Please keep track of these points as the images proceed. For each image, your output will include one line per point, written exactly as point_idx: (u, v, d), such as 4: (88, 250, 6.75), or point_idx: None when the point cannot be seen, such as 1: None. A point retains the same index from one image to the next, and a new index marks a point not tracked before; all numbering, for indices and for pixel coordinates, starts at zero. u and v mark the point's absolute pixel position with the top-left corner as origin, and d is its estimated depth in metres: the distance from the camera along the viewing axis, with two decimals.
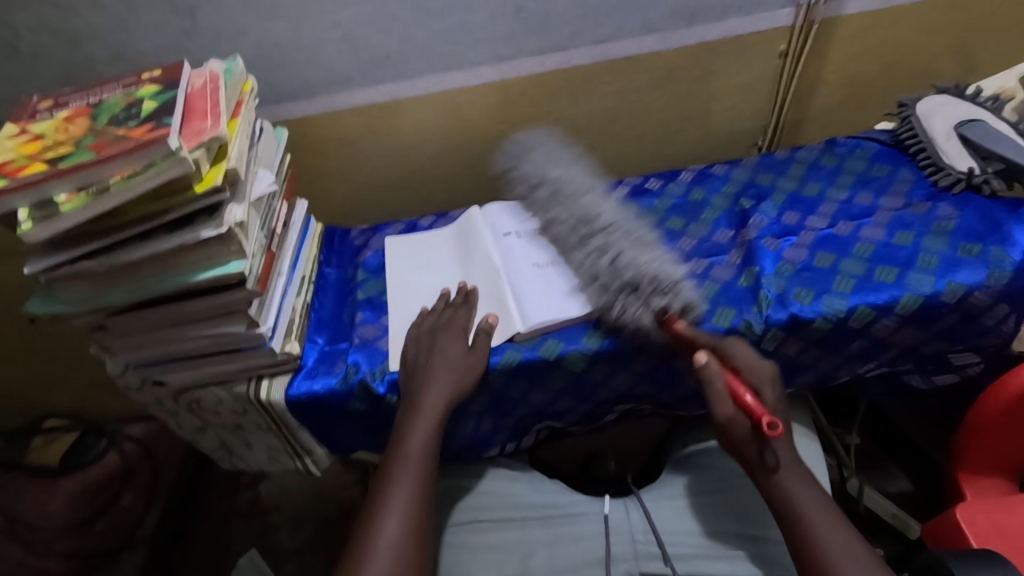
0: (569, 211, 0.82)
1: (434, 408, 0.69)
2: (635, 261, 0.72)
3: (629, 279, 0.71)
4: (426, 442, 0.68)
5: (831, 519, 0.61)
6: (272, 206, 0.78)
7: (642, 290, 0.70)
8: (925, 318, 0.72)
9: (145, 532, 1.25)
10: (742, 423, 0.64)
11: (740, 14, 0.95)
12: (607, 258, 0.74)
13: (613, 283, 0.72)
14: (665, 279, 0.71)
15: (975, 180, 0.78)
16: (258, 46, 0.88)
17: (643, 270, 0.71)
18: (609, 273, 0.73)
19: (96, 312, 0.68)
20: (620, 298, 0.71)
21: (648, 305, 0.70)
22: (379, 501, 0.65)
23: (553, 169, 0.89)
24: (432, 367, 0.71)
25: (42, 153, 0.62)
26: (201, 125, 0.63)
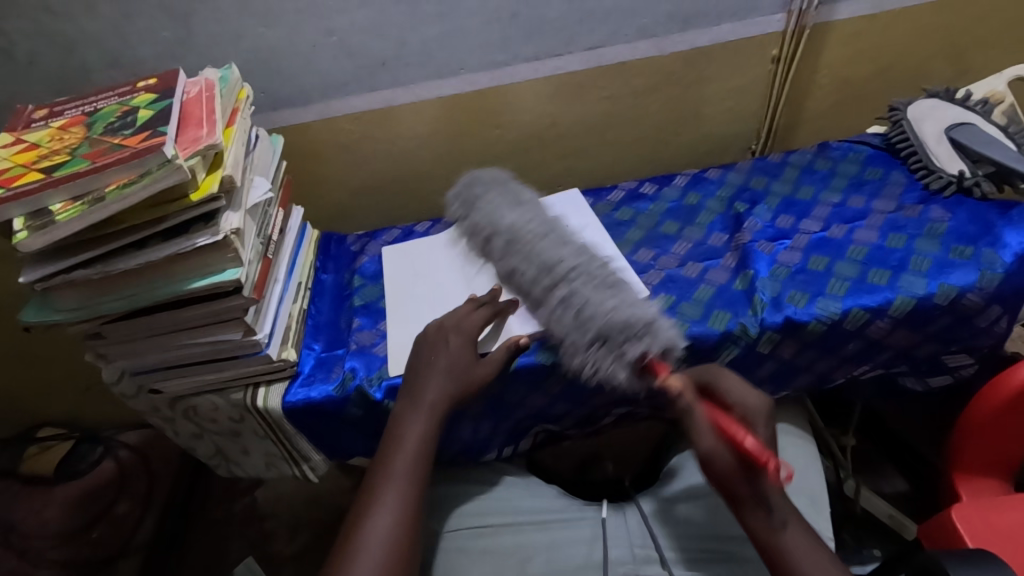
0: (522, 256, 0.75)
1: (433, 404, 0.69)
2: (598, 309, 0.66)
3: (599, 333, 0.66)
4: (421, 439, 0.67)
5: (815, 550, 0.57)
6: (268, 213, 0.78)
7: (612, 345, 0.65)
8: (919, 320, 0.72)
9: (141, 540, 1.24)
10: (727, 455, 0.57)
11: (732, 20, 0.96)
12: (571, 313, 0.68)
13: (583, 341, 0.67)
14: (638, 322, 0.65)
15: (966, 183, 0.79)
16: (253, 53, 0.89)
17: (616, 317, 0.65)
18: (580, 328, 0.67)
19: (92, 320, 0.68)
20: (594, 357, 0.66)
21: (624, 360, 0.64)
22: (371, 498, 0.64)
23: (489, 204, 0.82)
24: (433, 363, 0.71)
25: (37, 161, 0.62)
26: (197, 133, 0.63)
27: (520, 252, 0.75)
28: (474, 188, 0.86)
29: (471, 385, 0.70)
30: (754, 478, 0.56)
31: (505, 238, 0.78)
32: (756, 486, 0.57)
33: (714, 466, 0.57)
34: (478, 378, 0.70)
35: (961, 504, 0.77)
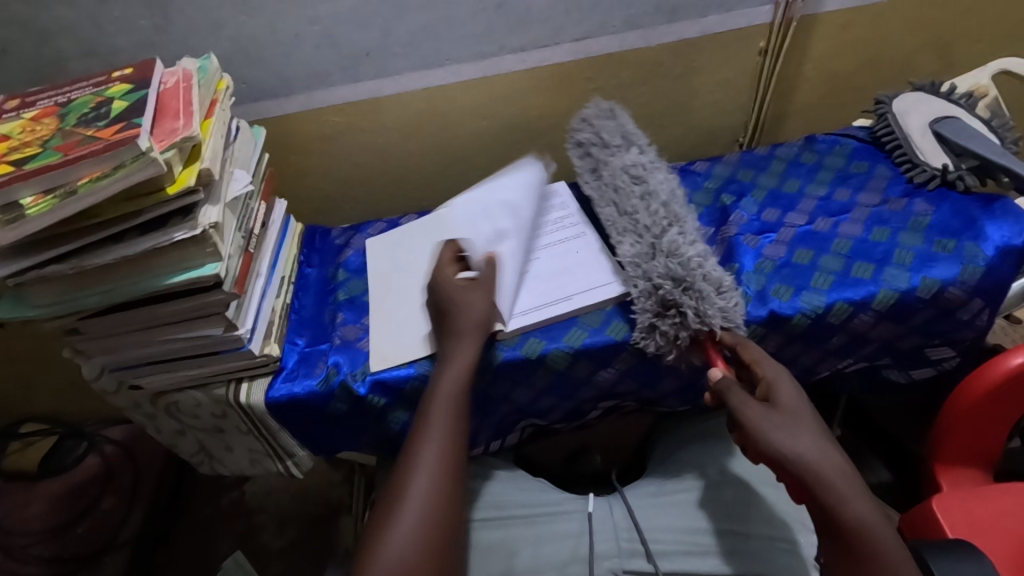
0: (654, 204, 0.76)
1: (456, 396, 0.67)
2: (689, 254, 0.70)
3: (713, 279, 0.69)
4: (449, 433, 0.65)
5: (872, 508, 0.57)
6: (249, 206, 0.77)
7: (690, 293, 0.68)
8: (901, 313, 0.73)
9: (126, 535, 1.22)
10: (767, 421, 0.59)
11: (720, 11, 0.96)
12: (700, 248, 0.72)
13: (700, 274, 0.69)
14: (716, 275, 0.70)
15: (949, 176, 0.79)
16: (233, 42, 0.87)
17: (692, 258, 0.70)
18: (703, 261, 0.70)
19: (67, 315, 0.67)
20: (701, 293, 0.68)
21: (728, 312, 0.68)
22: (403, 494, 0.61)
23: (626, 159, 0.81)
24: (455, 355, 0.68)
25: (7, 153, 0.60)
26: (174, 124, 0.62)
27: (652, 212, 0.75)
28: (588, 121, 0.88)
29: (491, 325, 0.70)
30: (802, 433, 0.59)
31: (631, 165, 0.81)
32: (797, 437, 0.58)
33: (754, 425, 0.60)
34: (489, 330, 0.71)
35: (943, 493, 0.78)
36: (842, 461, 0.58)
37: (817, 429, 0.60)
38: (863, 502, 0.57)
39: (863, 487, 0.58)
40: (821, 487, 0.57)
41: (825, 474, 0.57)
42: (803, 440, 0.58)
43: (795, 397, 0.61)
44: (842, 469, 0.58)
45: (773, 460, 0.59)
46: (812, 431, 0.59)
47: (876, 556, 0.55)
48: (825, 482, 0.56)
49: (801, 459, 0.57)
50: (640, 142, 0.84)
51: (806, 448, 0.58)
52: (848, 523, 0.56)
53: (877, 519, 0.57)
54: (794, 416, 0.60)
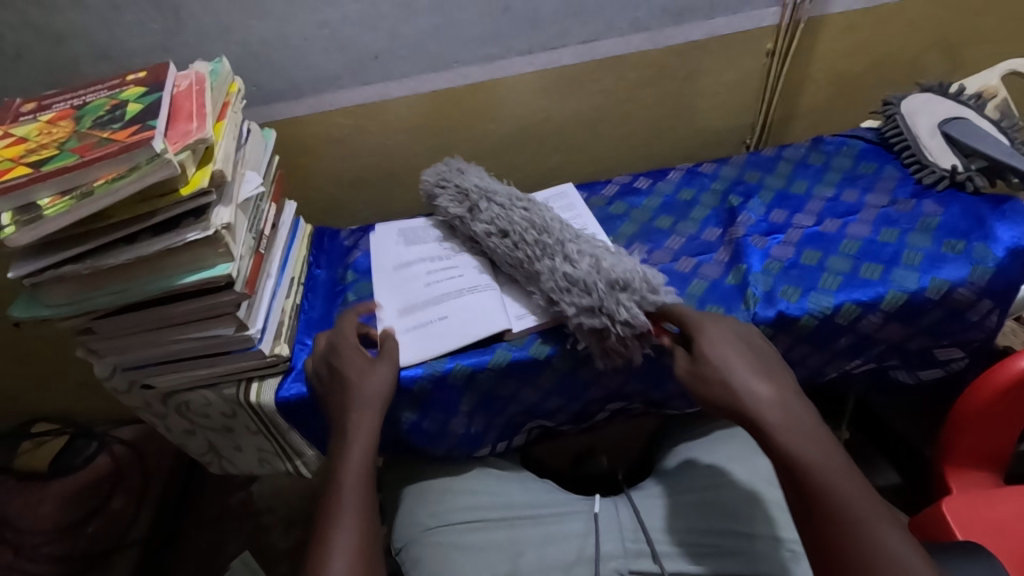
0: (532, 247, 0.76)
1: (365, 434, 0.68)
2: (580, 274, 0.70)
3: (615, 280, 0.69)
4: (362, 462, 0.67)
5: (812, 440, 0.57)
6: (260, 208, 0.78)
7: (603, 310, 0.68)
8: (910, 314, 0.73)
9: (135, 535, 1.24)
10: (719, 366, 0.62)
11: (727, 13, 0.96)
12: (588, 262, 0.72)
13: (601, 285, 0.69)
14: (616, 273, 0.70)
15: (958, 177, 0.79)
16: (244, 47, 0.88)
17: (585, 277, 0.70)
18: (595, 274, 0.70)
19: (82, 315, 0.68)
20: (613, 300, 0.68)
21: (643, 303, 0.68)
22: (333, 516, 0.63)
23: (482, 214, 0.82)
24: (353, 402, 0.69)
25: (24, 156, 0.61)
26: (187, 126, 0.62)
27: (535, 252, 0.75)
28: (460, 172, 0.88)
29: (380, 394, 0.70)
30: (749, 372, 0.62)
31: (499, 212, 0.81)
32: (746, 379, 0.61)
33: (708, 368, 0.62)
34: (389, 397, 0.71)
35: (951, 496, 0.78)
36: (776, 395, 0.60)
37: (751, 366, 0.62)
38: (800, 437, 0.57)
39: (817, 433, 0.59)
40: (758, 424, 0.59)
41: (774, 419, 0.59)
42: (731, 380, 0.61)
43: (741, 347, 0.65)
44: (774, 407, 0.59)
45: (712, 403, 0.62)
46: (743, 368, 0.61)
47: (821, 487, 0.55)
48: (760, 419, 0.59)
49: (729, 400, 0.60)
50: (488, 188, 0.84)
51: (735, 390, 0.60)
52: (793, 455, 0.57)
53: (818, 452, 0.57)
54: (747, 363, 0.63)
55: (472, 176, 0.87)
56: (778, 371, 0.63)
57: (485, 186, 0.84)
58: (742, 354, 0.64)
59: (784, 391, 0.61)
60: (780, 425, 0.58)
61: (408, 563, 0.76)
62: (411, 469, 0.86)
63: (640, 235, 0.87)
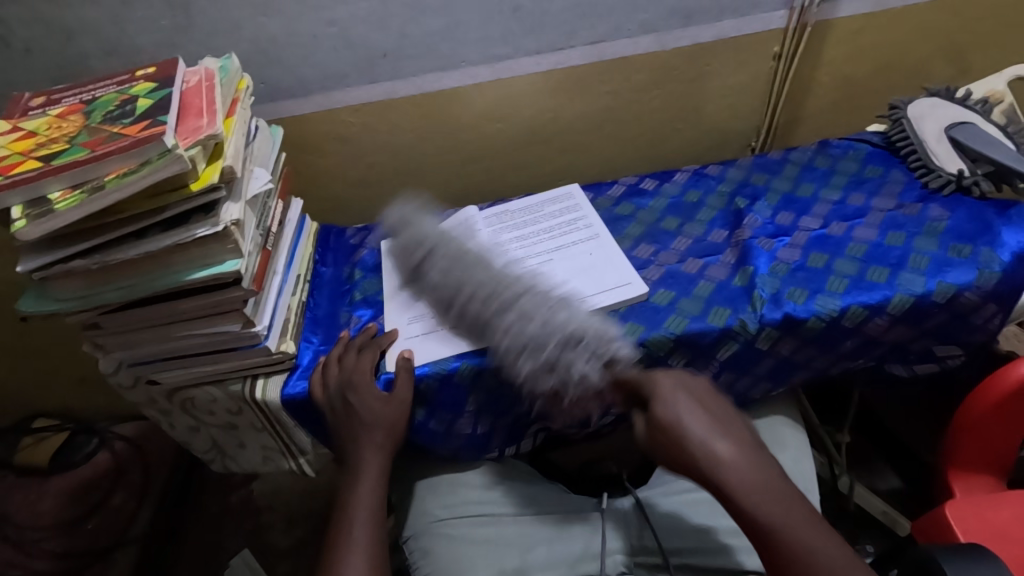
0: (478, 305, 0.72)
1: (376, 471, 0.71)
2: (529, 334, 0.68)
3: (567, 335, 0.68)
4: (373, 497, 0.69)
5: (773, 499, 0.56)
6: (267, 204, 0.78)
7: (558, 370, 0.67)
8: (915, 317, 0.73)
9: (135, 532, 1.23)
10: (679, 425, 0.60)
11: (735, 16, 0.96)
12: (537, 320, 0.69)
13: (552, 343, 0.68)
14: (567, 329, 0.68)
15: (965, 182, 0.79)
16: (253, 44, 0.88)
17: (538, 336, 0.68)
18: (546, 332, 0.68)
19: (89, 310, 0.68)
20: (567, 357, 0.67)
21: (597, 358, 0.68)
22: (345, 525, 0.68)
23: (434, 264, 0.79)
24: (366, 438, 0.71)
25: (34, 150, 0.61)
26: (198, 123, 0.62)
27: (484, 312, 0.72)
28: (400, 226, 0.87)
29: (390, 425, 0.72)
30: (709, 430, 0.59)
31: (446, 264, 0.78)
32: (702, 438, 0.58)
33: (670, 431, 0.60)
34: (402, 431, 0.73)
35: (955, 501, 0.78)
36: (736, 452, 0.58)
37: (709, 426, 0.59)
38: (763, 500, 0.56)
39: (782, 488, 0.57)
40: (722, 489, 0.57)
41: (735, 477, 0.57)
42: (689, 444, 0.58)
43: (693, 397, 0.62)
44: (734, 467, 0.57)
45: (673, 465, 0.60)
46: (697, 429, 0.59)
47: (788, 548, 0.55)
48: (724, 484, 0.57)
49: (693, 463, 0.58)
50: (436, 237, 0.82)
51: (694, 455, 0.58)
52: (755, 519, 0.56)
53: (783, 510, 0.56)
54: (708, 418, 0.61)
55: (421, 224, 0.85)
56: (730, 426, 0.60)
57: (438, 235, 0.83)
58: (696, 409, 0.61)
59: (743, 449, 0.59)
60: (739, 487, 0.57)
61: (417, 554, 0.77)
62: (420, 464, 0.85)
63: (646, 236, 0.87)
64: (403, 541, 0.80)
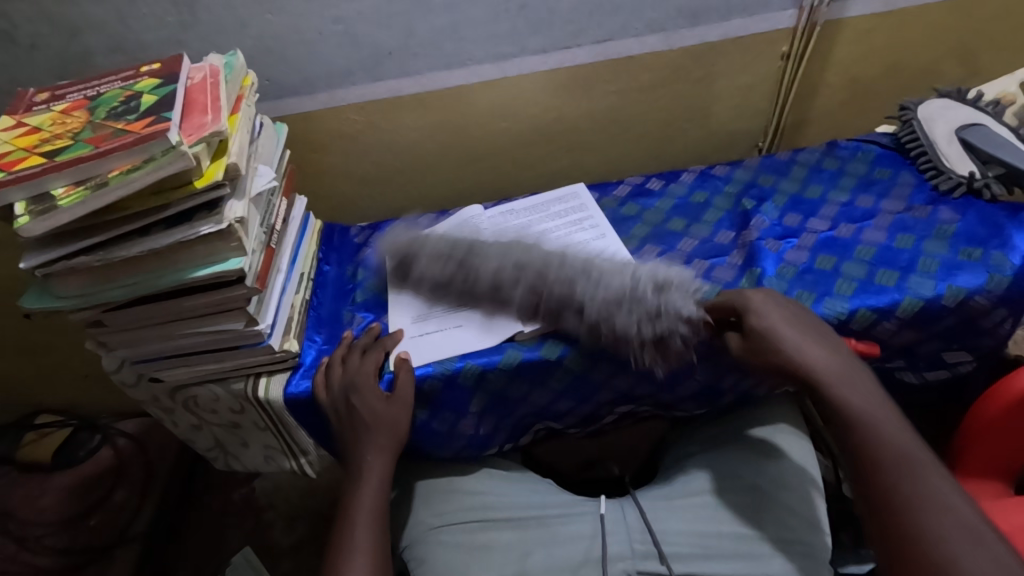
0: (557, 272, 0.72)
1: (378, 474, 0.70)
2: (620, 285, 0.70)
3: (655, 279, 0.70)
4: (375, 500, 0.69)
5: (865, 391, 0.61)
6: (271, 202, 0.77)
7: (664, 313, 0.68)
8: (924, 321, 0.72)
9: (137, 530, 1.21)
10: (775, 331, 0.64)
11: (744, 15, 0.96)
12: (619, 275, 0.71)
13: (648, 289, 0.69)
14: (653, 274, 0.71)
15: (975, 184, 0.79)
16: (258, 40, 0.87)
17: (631, 287, 0.70)
18: (637, 282, 0.70)
19: (92, 307, 0.67)
20: (666, 299, 0.68)
21: (692, 296, 0.69)
22: (350, 523, 0.67)
23: (481, 252, 0.78)
24: (368, 441, 0.71)
25: (38, 146, 0.61)
26: (202, 119, 0.62)
27: (567, 276, 0.72)
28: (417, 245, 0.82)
29: (392, 425, 0.71)
30: (802, 337, 0.64)
31: (496, 251, 0.77)
32: (796, 343, 0.63)
33: (766, 337, 0.64)
34: (405, 430, 0.72)
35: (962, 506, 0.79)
36: (824, 355, 0.63)
37: (802, 329, 0.64)
38: (857, 391, 0.61)
39: (870, 387, 0.62)
40: (816, 383, 0.62)
41: (826, 376, 0.62)
42: (787, 341, 0.63)
43: (787, 308, 0.66)
44: (828, 363, 0.63)
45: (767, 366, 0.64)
46: (791, 330, 0.64)
47: (874, 437, 0.59)
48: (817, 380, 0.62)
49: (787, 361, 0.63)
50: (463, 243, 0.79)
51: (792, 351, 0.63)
52: (849, 406, 0.61)
53: (874, 403, 0.61)
54: (801, 327, 0.65)
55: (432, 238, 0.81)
56: (822, 329, 0.66)
57: (466, 239, 0.80)
58: (790, 320, 0.65)
59: (832, 353, 0.63)
60: (834, 379, 0.62)
61: (413, 562, 0.76)
62: (418, 469, 0.86)
63: (652, 237, 0.87)
64: (401, 551, 0.79)
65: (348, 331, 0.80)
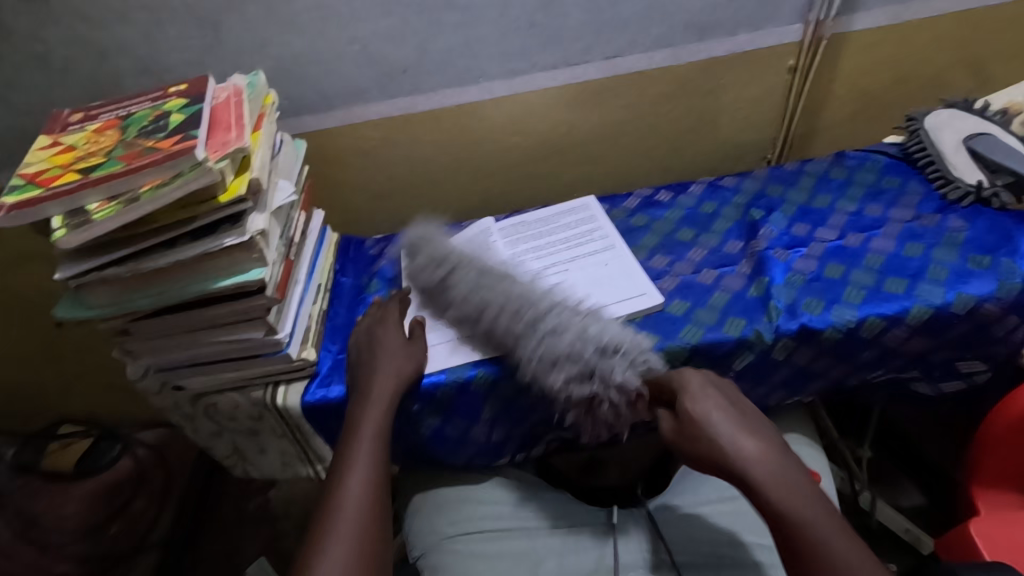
0: (504, 315, 0.72)
1: (366, 460, 0.67)
2: (562, 345, 0.69)
3: (605, 342, 0.68)
4: (363, 487, 0.65)
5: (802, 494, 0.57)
6: (291, 216, 0.80)
7: (597, 376, 0.67)
8: (935, 328, 0.72)
9: (156, 538, 1.25)
10: (705, 422, 0.60)
11: (750, 29, 0.97)
12: (571, 331, 0.69)
13: (590, 351, 0.68)
14: (611, 337, 0.68)
15: (984, 193, 0.79)
16: (278, 61, 0.91)
17: (571, 347, 0.68)
18: (582, 341, 0.68)
19: (121, 316, 0.70)
20: (603, 366, 0.67)
21: (635, 365, 0.68)
22: (332, 511, 0.63)
23: (461, 275, 0.79)
24: (356, 429, 0.69)
25: (74, 163, 0.64)
26: (226, 137, 0.65)
27: (512, 322, 0.72)
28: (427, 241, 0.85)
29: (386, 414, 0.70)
30: (732, 426, 0.60)
31: (471, 288, 0.77)
32: (727, 437, 0.59)
33: (699, 428, 0.60)
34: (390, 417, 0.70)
35: (979, 518, 0.78)
36: (761, 450, 0.59)
37: (736, 422, 0.61)
38: (790, 493, 0.56)
39: (808, 487, 0.58)
40: (748, 481, 0.57)
41: (755, 474, 0.57)
42: (717, 437, 0.59)
43: (718, 397, 0.62)
44: (761, 463, 0.58)
45: (692, 458, 0.61)
46: (725, 424, 0.60)
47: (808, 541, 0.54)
48: (749, 478, 0.57)
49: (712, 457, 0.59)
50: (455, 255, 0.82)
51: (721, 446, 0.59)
52: (781, 511, 0.56)
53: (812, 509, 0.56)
54: (734, 417, 0.61)
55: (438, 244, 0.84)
56: (758, 423, 0.62)
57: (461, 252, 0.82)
58: (721, 409, 0.61)
59: (768, 446, 0.59)
60: (768, 482, 0.57)
61: (425, 571, 0.76)
62: (429, 477, 0.87)
63: (661, 247, 0.88)
64: (414, 560, 0.80)
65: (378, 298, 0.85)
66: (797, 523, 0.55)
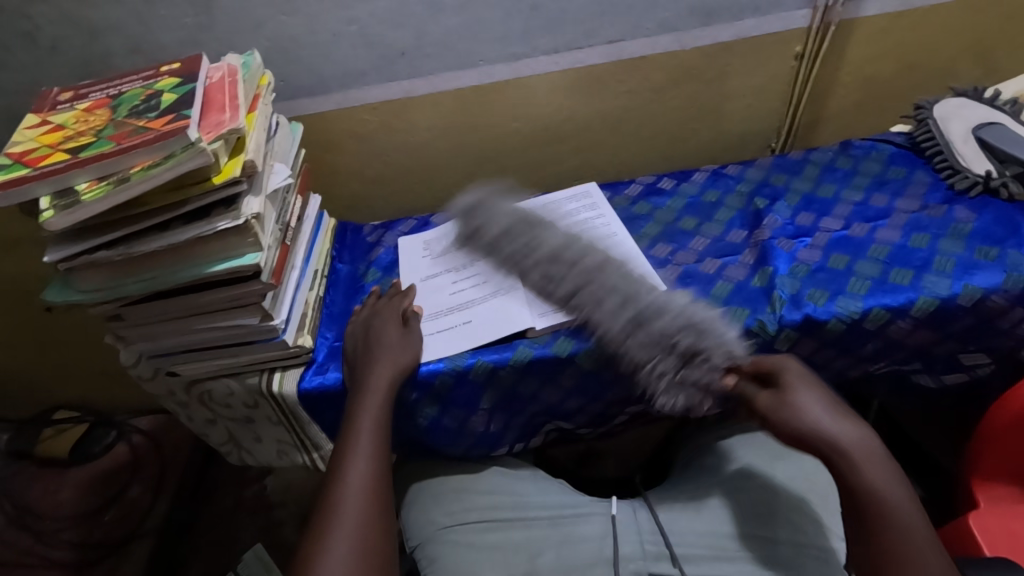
0: (613, 279, 0.73)
1: (366, 453, 0.66)
2: (675, 301, 0.71)
3: (710, 314, 0.70)
4: (363, 485, 0.64)
5: (890, 490, 0.57)
6: (286, 200, 0.79)
7: (702, 332, 0.67)
8: (939, 321, 0.71)
9: (153, 523, 1.24)
10: (800, 403, 0.61)
11: (756, 14, 0.95)
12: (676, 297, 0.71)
13: (693, 312, 0.69)
14: (715, 312, 0.71)
15: (992, 183, 0.78)
16: (273, 41, 0.89)
17: (675, 305, 0.70)
18: (686, 309, 0.70)
19: (112, 301, 0.69)
20: (708, 328, 0.68)
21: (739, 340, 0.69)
22: (331, 507, 0.62)
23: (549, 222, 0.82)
24: (354, 422, 0.67)
25: (62, 143, 0.62)
26: (220, 118, 0.63)
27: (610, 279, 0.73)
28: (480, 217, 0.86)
29: (384, 410, 0.69)
30: (833, 408, 0.61)
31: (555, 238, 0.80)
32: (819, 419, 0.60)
33: (798, 407, 0.61)
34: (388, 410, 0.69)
35: (978, 511, 0.77)
36: (854, 435, 0.60)
37: (833, 406, 0.61)
38: (879, 478, 0.58)
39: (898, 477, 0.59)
40: (839, 460, 0.58)
41: (849, 454, 0.58)
42: (814, 418, 0.60)
43: (818, 382, 0.63)
44: (855, 447, 0.59)
45: (781, 433, 0.61)
46: (821, 412, 0.60)
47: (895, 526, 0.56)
48: (842, 457, 0.58)
49: (807, 438, 0.60)
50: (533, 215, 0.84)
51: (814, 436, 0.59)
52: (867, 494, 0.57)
53: (900, 496, 0.57)
54: (830, 402, 0.62)
55: (501, 209, 0.85)
56: (851, 411, 0.62)
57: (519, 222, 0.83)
58: (819, 392, 0.62)
59: (859, 432, 0.60)
60: (860, 464, 0.58)
61: (423, 561, 0.76)
62: (427, 468, 0.86)
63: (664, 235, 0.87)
64: (411, 550, 0.79)
65: (376, 286, 0.85)
66: (885, 510, 0.56)
